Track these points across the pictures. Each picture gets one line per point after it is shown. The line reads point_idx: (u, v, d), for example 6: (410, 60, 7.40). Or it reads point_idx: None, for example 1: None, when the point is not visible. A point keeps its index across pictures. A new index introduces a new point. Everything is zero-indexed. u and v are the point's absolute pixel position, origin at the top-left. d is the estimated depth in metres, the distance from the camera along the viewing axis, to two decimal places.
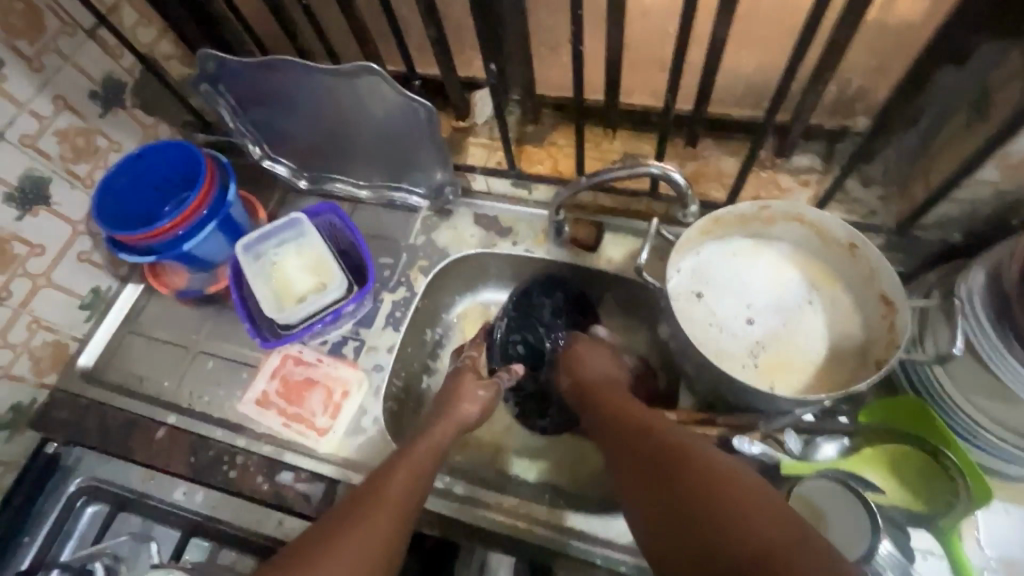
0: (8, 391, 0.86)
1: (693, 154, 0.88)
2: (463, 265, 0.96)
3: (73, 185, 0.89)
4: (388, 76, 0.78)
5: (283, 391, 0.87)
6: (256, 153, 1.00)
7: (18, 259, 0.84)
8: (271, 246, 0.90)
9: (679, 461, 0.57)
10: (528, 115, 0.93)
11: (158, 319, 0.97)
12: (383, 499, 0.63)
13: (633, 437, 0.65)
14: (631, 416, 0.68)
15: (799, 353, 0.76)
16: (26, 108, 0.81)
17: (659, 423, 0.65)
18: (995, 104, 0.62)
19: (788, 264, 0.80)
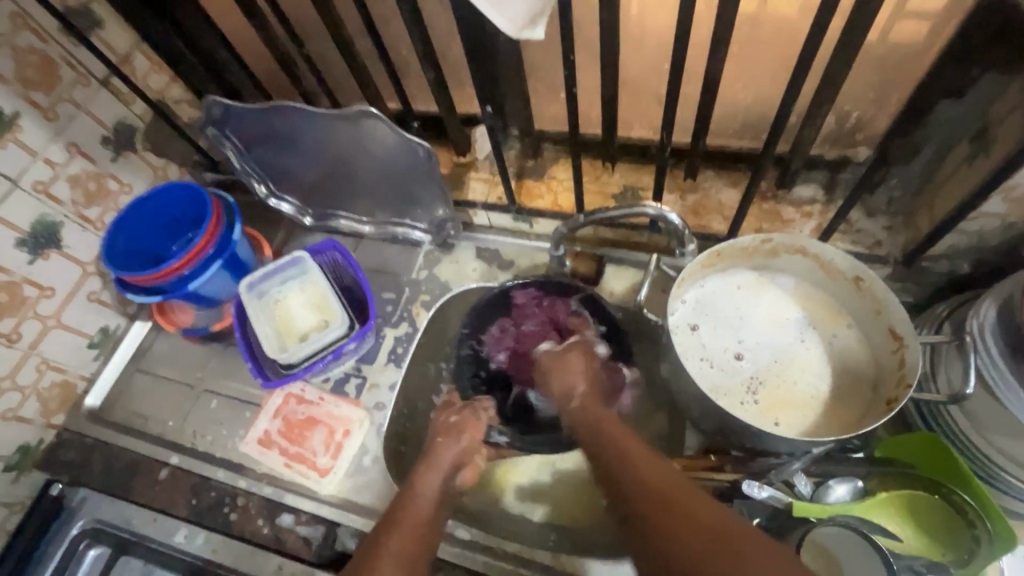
0: (16, 433, 0.87)
1: (693, 186, 0.88)
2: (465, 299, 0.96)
3: (84, 228, 0.91)
4: (386, 118, 0.79)
5: (285, 429, 0.87)
6: (262, 192, 1.01)
7: (28, 301, 0.85)
8: (274, 285, 0.91)
9: (698, 534, 0.49)
10: (526, 149, 0.94)
11: (164, 357, 0.98)
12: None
13: (639, 498, 0.55)
14: (632, 466, 0.59)
15: (805, 389, 0.74)
16: (38, 155, 0.83)
17: (662, 480, 0.56)
18: (997, 137, 0.61)
19: (793, 297, 0.79)
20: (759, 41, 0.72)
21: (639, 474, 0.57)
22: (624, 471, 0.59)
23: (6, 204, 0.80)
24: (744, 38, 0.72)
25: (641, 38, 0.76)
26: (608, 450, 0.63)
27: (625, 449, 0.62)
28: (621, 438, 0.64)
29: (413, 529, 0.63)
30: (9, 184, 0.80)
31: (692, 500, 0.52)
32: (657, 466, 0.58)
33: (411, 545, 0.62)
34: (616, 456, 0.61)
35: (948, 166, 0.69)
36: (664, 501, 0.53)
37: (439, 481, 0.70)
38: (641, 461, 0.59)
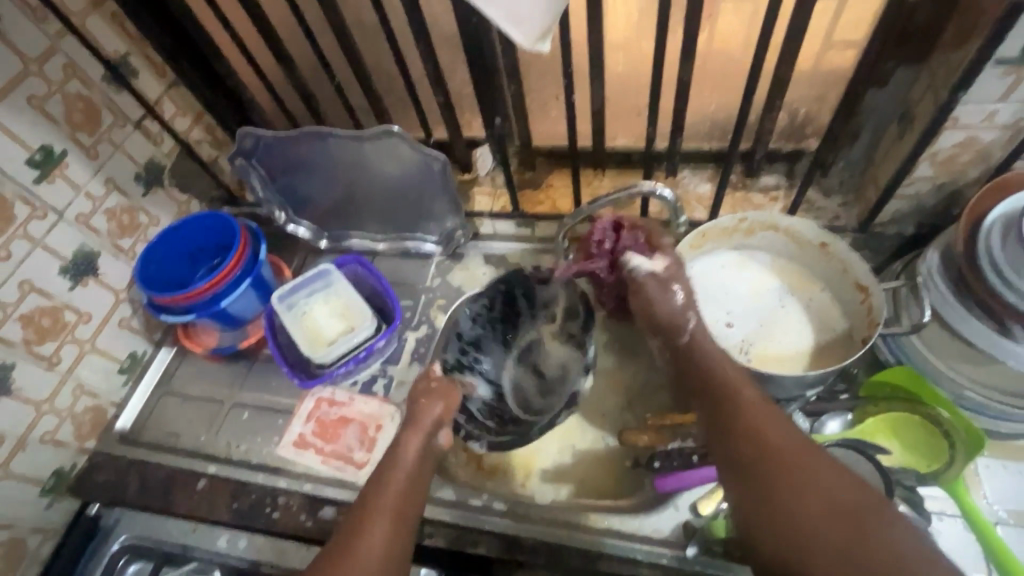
0: (52, 457, 0.90)
1: (674, 183, 1.01)
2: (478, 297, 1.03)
3: (118, 258, 0.97)
4: (407, 137, 0.89)
5: (319, 431, 0.92)
6: (281, 218, 1.10)
7: (67, 327, 0.90)
8: (301, 296, 0.98)
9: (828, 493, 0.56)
10: (523, 163, 1.06)
11: (192, 378, 1.02)
12: (366, 542, 0.64)
13: (755, 451, 0.61)
14: (755, 422, 0.63)
15: (790, 346, 0.84)
16: (80, 190, 0.90)
17: (780, 440, 0.61)
18: (916, 116, 0.75)
19: (770, 269, 0.90)
20: (718, 55, 0.87)
21: (760, 431, 0.62)
22: (742, 428, 0.63)
23: (52, 234, 0.87)
24: (706, 54, 0.86)
25: (620, 62, 0.90)
26: (726, 404, 0.66)
27: (751, 406, 0.65)
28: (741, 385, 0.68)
29: (398, 486, 0.70)
30: (55, 216, 0.87)
31: (814, 467, 0.58)
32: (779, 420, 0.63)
33: (396, 498, 0.69)
34: (736, 408, 0.65)
35: (884, 146, 0.83)
36: (780, 461, 0.59)
37: (422, 439, 0.76)
38: (763, 420, 0.63)
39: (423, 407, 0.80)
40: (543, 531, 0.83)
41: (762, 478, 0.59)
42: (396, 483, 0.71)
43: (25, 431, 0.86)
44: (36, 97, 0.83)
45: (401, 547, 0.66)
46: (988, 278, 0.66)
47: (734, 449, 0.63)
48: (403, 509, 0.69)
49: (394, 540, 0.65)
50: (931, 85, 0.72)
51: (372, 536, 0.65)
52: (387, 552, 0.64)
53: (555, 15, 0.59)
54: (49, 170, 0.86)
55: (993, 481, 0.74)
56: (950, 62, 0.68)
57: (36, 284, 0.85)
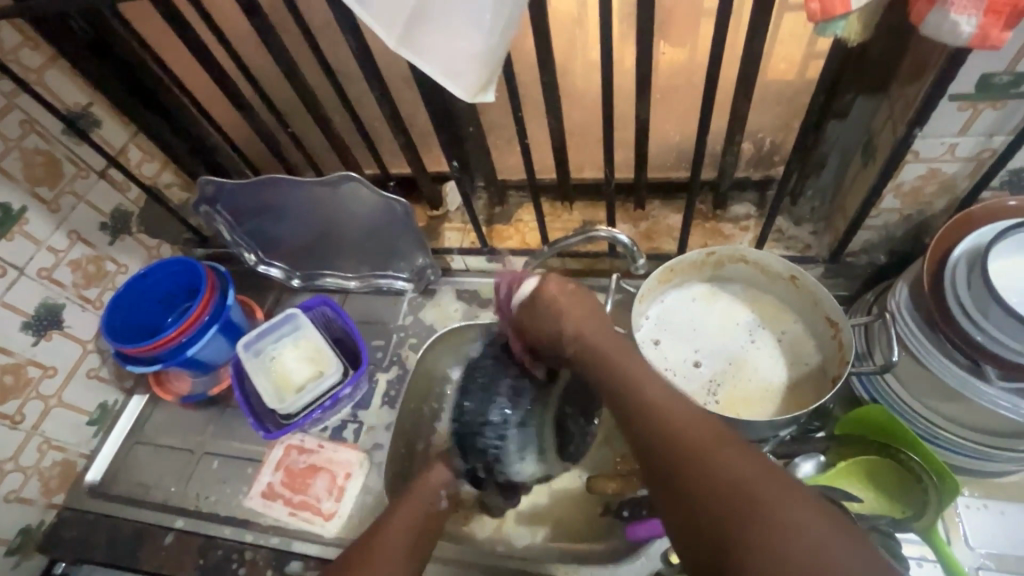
0: (18, 516, 0.89)
1: (643, 215, 0.99)
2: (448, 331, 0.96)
3: (85, 308, 0.97)
4: (366, 181, 0.89)
5: (288, 480, 0.90)
6: (251, 259, 1.09)
7: (32, 383, 0.89)
8: (269, 342, 0.97)
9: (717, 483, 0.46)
10: (492, 198, 1.05)
11: (161, 426, 1.01)
12: (384, 551, 0.67)
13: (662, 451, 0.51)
14: (661, 417, 0.53)
15: (763, 383, 0.82)
16: (42, 245, 0.90)
17: (675, 420, 0.52)
18: (878, 148, 0.73)
19: (742, 303, 0.88)
20: (679, 87, 0.85)
21: (668, 429, 0.52)
22: (650, 428, 0.53)
23: (12, 292, 0.86)
24: (668, 88, 0.85)
25: (581, 98, 0.89)
26: (630, 398, 0.57)
27: (655, 394, 0.56)
28: (647, 379, 0.58)
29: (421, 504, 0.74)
30: (16, 273, 0.87)
31: (717, 445, 0.49)
32: (684, 406, 0.54)
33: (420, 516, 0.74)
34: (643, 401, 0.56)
35: (851, 176, 0.81)
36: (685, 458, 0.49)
37: None
38: (672, 410, 0.54)
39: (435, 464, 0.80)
40: None
41: (662, 478, 0.50)
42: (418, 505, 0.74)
43: None
44: None
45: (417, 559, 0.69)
46: (956, 317, 0.64)
47: (649, 453, 0.52)
48: (426, 532, 0.72)
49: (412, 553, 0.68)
50: (890, 117, 0.70)
51: (390, 543, 0.68)
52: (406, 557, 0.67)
53: (494, 67, 0.58)
54: (8, 227, 0.86)
55: (972, 524, 0.72)
56: (904, 95, 0.67)
57: None
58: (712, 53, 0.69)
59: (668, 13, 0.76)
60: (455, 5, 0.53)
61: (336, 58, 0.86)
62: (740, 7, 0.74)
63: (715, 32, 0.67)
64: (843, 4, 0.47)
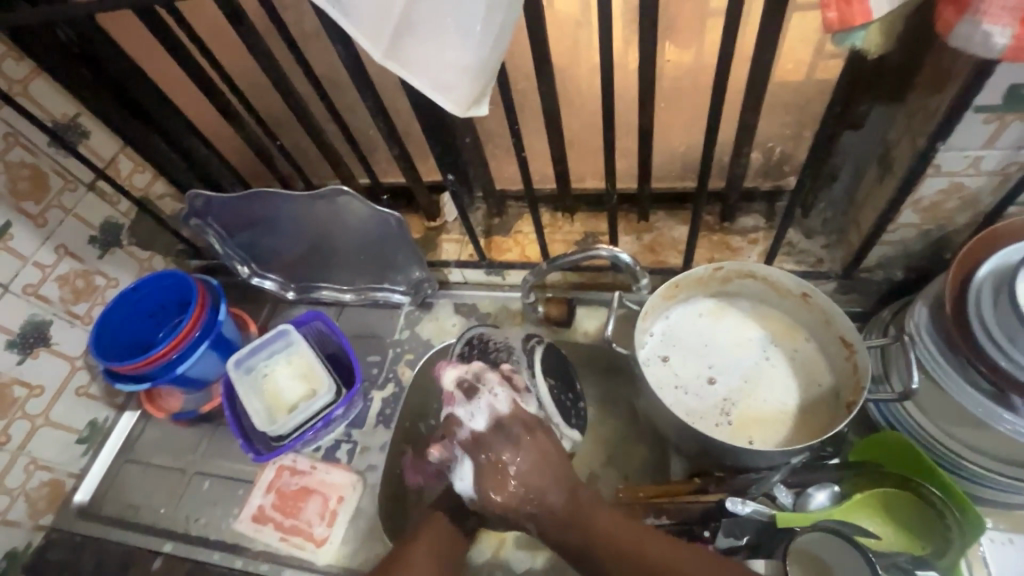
0: (5, 538, 0.87)
1: (647, 226, 0.96)
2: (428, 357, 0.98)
3: (73, 324, 0.94)
4: (359, 195, 0.86)
5: (280, 503, 0.88)
6: (244, 271, 1.06)
7: (18, 403, 0.87)
8: (261, 360, 0.94)
9: None
10: (491, 209, 1.01)
11: (152, 444, 0.98)
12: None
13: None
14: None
15: (774, 405, 0.78)
16: (28, 260, 0.88)
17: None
18: (895, 160, 0.69)
19: (751, 319, 0.85)
20: (684, 95, 0.81)
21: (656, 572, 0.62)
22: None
23: None
24: (673, 96, 0.81)
25: (581, 106, 0.85)
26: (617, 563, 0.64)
27: (630, 545, 0.64)
28: (614, 528, 0.66)
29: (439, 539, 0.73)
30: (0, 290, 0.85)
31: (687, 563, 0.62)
32: (655, 541, 0.64)
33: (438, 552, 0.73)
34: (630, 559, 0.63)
35: (866, 189, 0.77)
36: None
37: None
38: (646, 549, 0.64)
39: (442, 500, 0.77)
40: None
41: None
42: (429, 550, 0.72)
43: None
44: None
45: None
46: (981, 343, 0.60)
47: None
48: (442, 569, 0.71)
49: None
50: (909, 128, 0.66)
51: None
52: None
53: (485, 80, 0.54)
54: None
55: (997, 558, 0.68)
56: (924, 105, 0.63)
57: None
58: (718, 62, 0.66)
59: (671, 16, 0.73)
60: (444, 16, 0.50)
61: (327, 67, 0.83)
62: (748, 11, 0.70)
63: (722, 39, 0.64)
64: (863, 12, 0.43)
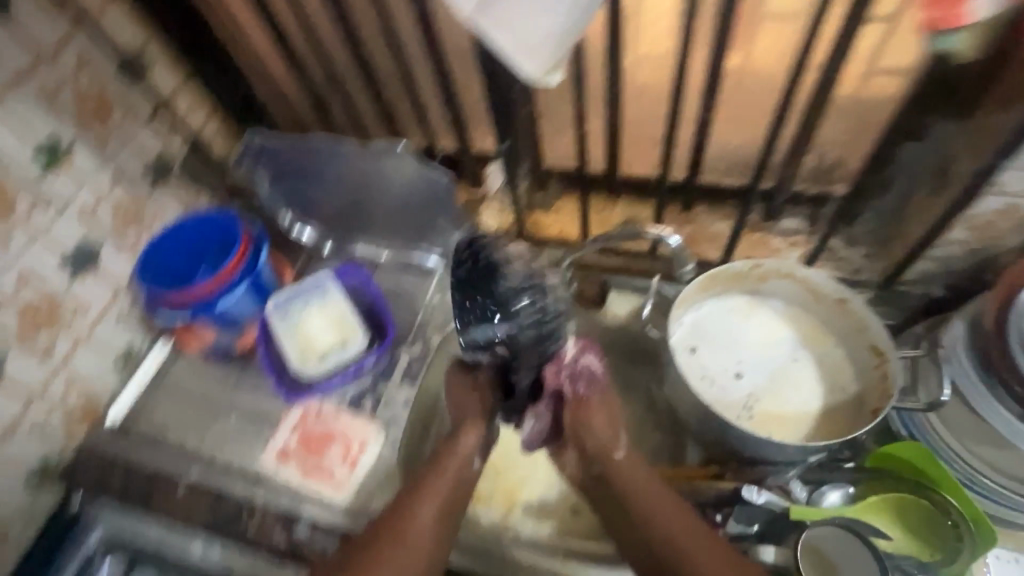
0: (40, 447, 0.89)
1: (689, 218, 0.96)
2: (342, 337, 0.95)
3: (121, 251, 0.96)
4: (411, 150, 0.89)
5: (304, 442, 0.91)
6: (286, 220, 1.11)
7: (63, 319, 0.89)
8: (297, 304, 0.97)
9: None
10: (534, 184, 1.02)
11: (185, 374, 1.02)
12: (415, 528, 0.70)
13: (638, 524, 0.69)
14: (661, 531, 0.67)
15: (797, 405, 0.80)
16: (84, 183, 0.89)
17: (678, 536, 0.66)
18: (954, 175, 0.69)
19: (783, 320, 0.86)
20: None
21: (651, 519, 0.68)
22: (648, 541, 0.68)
23: (54, 227, 0.86)
24: (738, 86, 0.80)
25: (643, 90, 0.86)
26: (648, 526, 0.68)
27: (682, 541, 0.65)
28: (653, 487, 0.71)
29: (434, 501, 0.72)
30: (59, 209, 0.86)
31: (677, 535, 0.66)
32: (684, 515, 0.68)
33: (437, 501, 0.72)
34: (650, 518, 0.68)
35: (917, 201, 0.78)
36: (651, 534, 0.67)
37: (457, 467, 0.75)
38: (634, 481, 0.72)
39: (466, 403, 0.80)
40: None
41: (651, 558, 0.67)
42: (444, 481, 0.74)
43: (13, 420, 0.85)
44: (46, 90, 0.82)
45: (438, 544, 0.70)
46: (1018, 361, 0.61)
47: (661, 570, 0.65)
48: (456, 497, 0.74)
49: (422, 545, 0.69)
50: (972, 145, 0.66)
51: (419, 524, 0.70)
52: (421, 545, 0.69)
53: (567, 48, 0.56)
54: (55, 162, 0.85)
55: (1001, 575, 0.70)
56: (993, 122, 0.63)
57: (34, 274, 0.84)
58: None
59: (747, 3, 0.71)
60: None
61: (396, 24, 0.83)
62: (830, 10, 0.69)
63: None
64: (961, 16, 0.47)
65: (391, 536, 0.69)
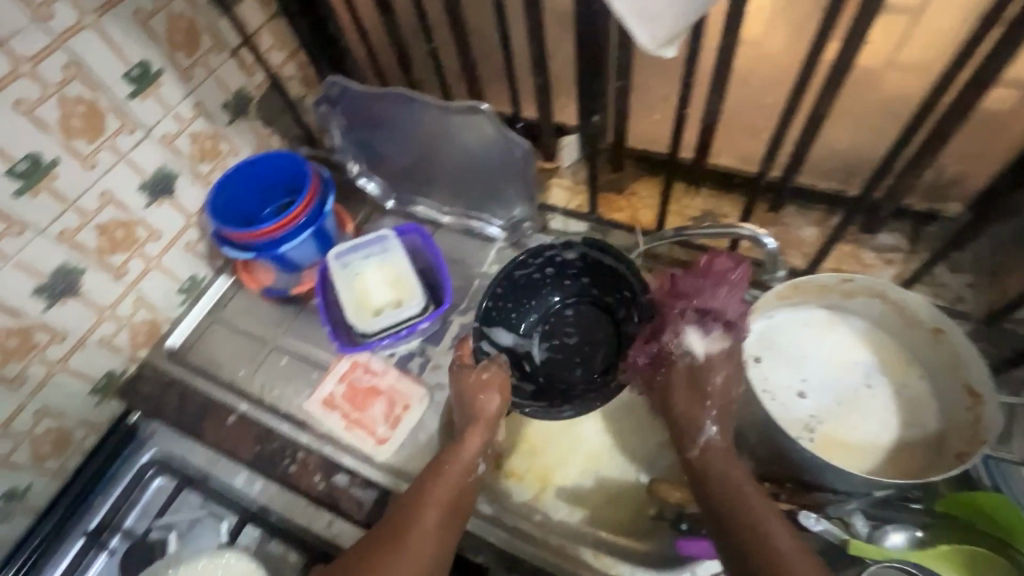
0: (107, 361, 0.92)
1: (774, 219, 0.90)
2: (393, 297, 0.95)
3: (195, 182, 0.97)
4: (494, 114, 0.84)
5: (350, 394, 0.93)
6: (354, 170, 1.08)
7: (138, 242, 0.91)
8: (358, 257, 0.97)
9: None
10: (610, 165, 0.99)
11: (242, 310, 1.04)
12: (418, 530, 0.66)
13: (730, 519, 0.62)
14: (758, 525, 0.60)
15: (864, 435, 0.74)
16: (169, 109, 0.89)
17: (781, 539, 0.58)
18: None
19: (863, 343, 0.80)
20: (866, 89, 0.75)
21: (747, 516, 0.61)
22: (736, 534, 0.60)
23: (137, 150, 0.86)
24: None
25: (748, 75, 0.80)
26: (740, 522, 0.61)
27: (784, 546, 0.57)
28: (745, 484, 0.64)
29: (447, 492, 0.70)
30: (143, 133, 0.87)
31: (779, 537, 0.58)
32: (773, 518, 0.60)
33: (451, 490, 0.71)
34: (745, 515, 0.61)
35: None
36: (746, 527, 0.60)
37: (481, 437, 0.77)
38: (731, 477, 0.65)
39: (482, 405, 0.78)
40: (548, 554, 0.80)
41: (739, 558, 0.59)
42: (452, 478, 0.72)
43: (85, 333, 0.88)
44: (142, 11, 0.81)
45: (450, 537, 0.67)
46: None
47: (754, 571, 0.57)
48: (459, 499, 0.71)
49: (432, 532, 0.66)
50: None
51: (422, 525, 0.66)
52: (434, 541, 0.66)
53: (689, 19, 0.52)
54: (145, 85, 0.85)
55: None
56: None
57: (115, 195, 0.85)
58: None
59: None
60: None
61: None
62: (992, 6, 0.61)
63: None
64: None
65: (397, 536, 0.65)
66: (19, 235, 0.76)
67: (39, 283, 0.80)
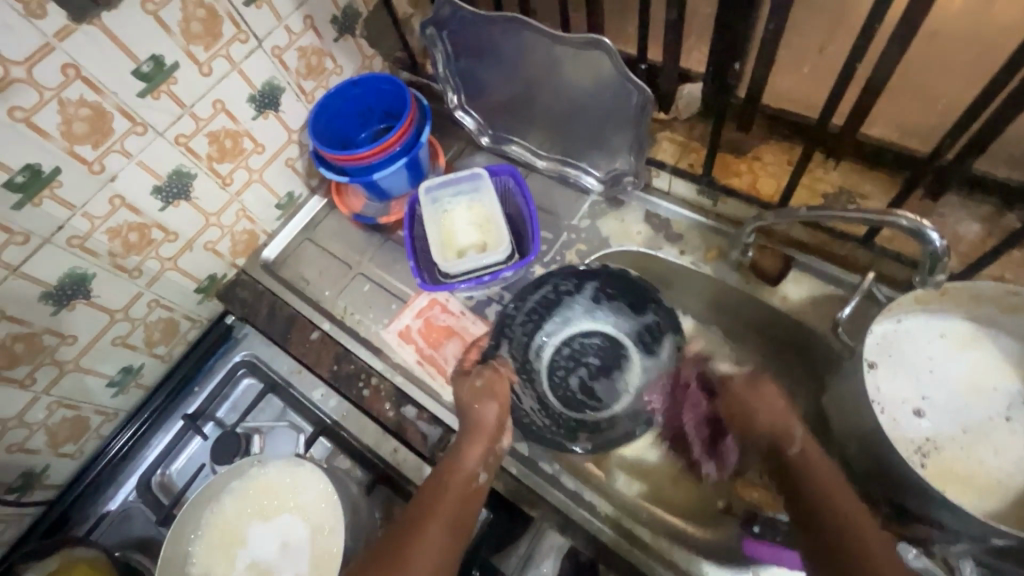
0: (210, 264, 0.98)
1: (927, 208, 0.77)
2: (475, 241, 0.93)
3: (299, 100, 0.97)
4: (617, 52, 0.75)
5: (425, 330, 0.93)
6: (452, 101, 1.02)
7: (243, 154, 0.93)
8: (448, 194, 0.96)
9: None
10: (735, 124, 0.89)
11: (332, 231, 1.06)
12: (421, 547, 0.66)
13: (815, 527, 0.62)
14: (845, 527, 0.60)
15: (993, 473, 0.64)
16: (281, 21, 0.88)
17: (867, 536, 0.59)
18: None
19: (1011, 367, 0.68)
20: None
21: (830, 516, 0.62)
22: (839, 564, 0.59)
23: (249, 60, 0.86)
24: None
25: None
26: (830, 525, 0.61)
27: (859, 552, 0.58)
28: (862, 524, 0.60)
29: (456, 496, 0.70)
30: (255, 43, 0.86)
31: (863, 533, 0.59)
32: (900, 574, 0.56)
33: (454, 502, 0.70)
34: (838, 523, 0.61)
35: None
36: (829, 534, 0.61)
37: (484, 447, 0.74)
38: (818, 472, 0.65)
39: (477, 412, 0.78)
40: (609, 527, 0.76)
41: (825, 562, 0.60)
42: (456, 490, 0.71)
43: (194, 235, 0.93)
44: None
45: (455, 551, 0.67)
46: None
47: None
48: (462, 515, 0.69)
49: (447, 540, 0.67)
50: None
51: (427, 543, 0.66)
52: (444, 554, 0.66)
53: None
54: None
55: None
56: None
57: (226, 105, 0.87)
58: None
59: None
60: None
61: None
62: None
63: None
64: None
65: (399, 554, 0.65)
66: (142, 134, 0.79)
67: (157, 184, 0.84)
